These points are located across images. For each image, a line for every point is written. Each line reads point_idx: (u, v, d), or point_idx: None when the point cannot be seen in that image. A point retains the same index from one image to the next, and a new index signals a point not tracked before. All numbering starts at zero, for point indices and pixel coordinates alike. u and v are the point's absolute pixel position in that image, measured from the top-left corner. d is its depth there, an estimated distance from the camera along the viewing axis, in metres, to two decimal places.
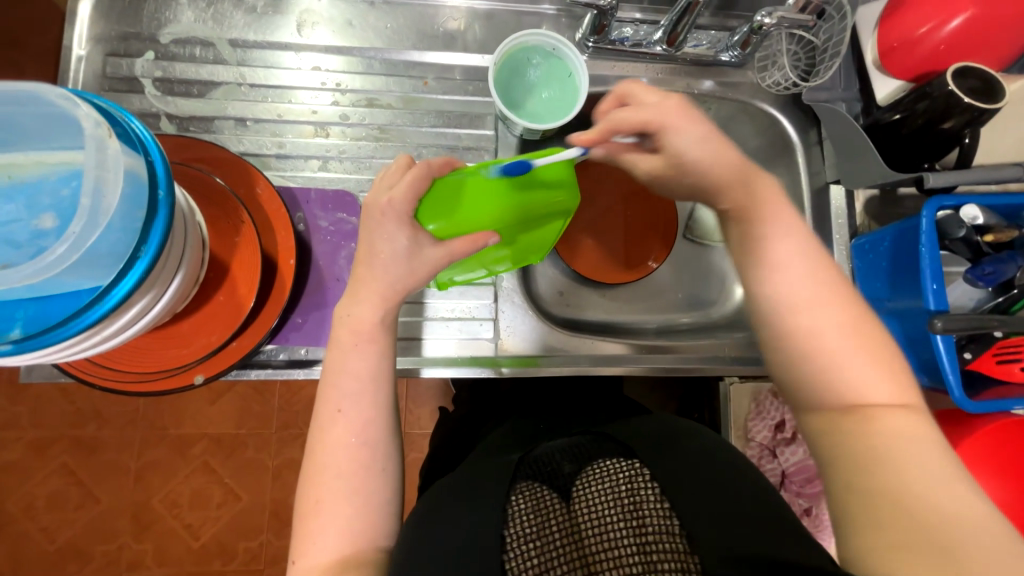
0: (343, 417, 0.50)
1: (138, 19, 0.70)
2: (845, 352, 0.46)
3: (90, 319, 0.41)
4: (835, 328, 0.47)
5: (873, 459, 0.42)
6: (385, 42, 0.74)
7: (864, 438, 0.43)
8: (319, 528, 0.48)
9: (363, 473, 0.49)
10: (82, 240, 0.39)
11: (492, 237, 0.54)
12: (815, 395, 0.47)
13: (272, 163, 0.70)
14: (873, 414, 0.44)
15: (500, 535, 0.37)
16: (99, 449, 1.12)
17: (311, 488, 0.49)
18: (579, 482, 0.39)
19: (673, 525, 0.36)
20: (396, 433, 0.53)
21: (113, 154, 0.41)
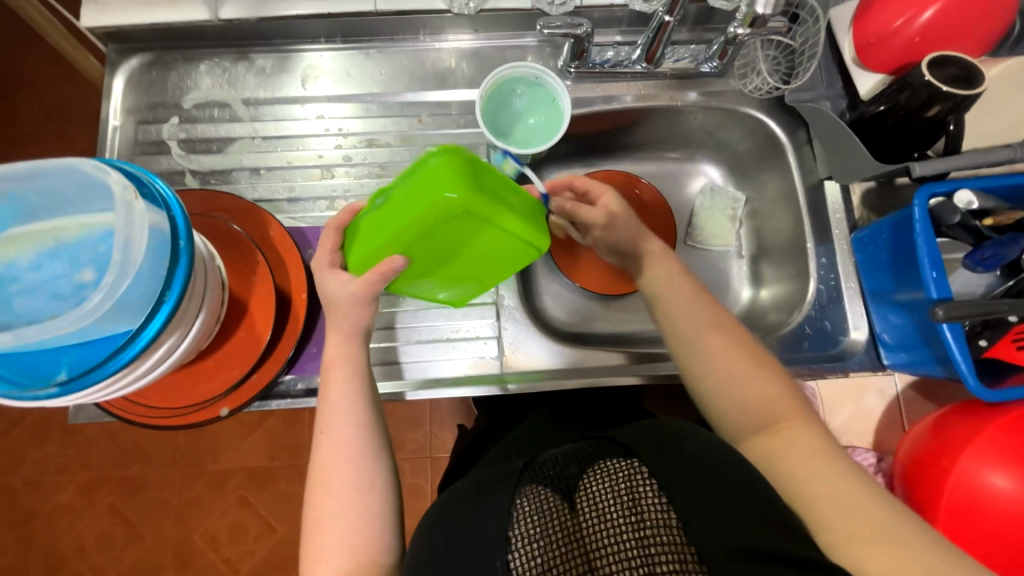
0: (325, 437, 0.56)
1: (164, 89, 0.78)
2: (746, 376, 0.55)
3: (123, 360, 0.46)
4: (736, 359, 0.56)
5: (802, 465, 0.48)
6: (381, 87, 0.80)
7: (789, 447, 0.50)
8: (322, 546, 0.52)
9: (354, 489, 0.54)
10: (114, 290, 0.44)
11: (398, 258, 0.53)
12: (740, 410, 0.53)
13: (284, 206, 0.76)
14: (781, 430, 0.51)
15: (506, 537, 0.38)
16: (143, 487, 1.19)
17: (313, 508, 0.53)
18: (584, 484, 0.40)
19: (672, 518, 0.37)
20: (384, 449, 0.57)
21: (139, 213, 0.46)
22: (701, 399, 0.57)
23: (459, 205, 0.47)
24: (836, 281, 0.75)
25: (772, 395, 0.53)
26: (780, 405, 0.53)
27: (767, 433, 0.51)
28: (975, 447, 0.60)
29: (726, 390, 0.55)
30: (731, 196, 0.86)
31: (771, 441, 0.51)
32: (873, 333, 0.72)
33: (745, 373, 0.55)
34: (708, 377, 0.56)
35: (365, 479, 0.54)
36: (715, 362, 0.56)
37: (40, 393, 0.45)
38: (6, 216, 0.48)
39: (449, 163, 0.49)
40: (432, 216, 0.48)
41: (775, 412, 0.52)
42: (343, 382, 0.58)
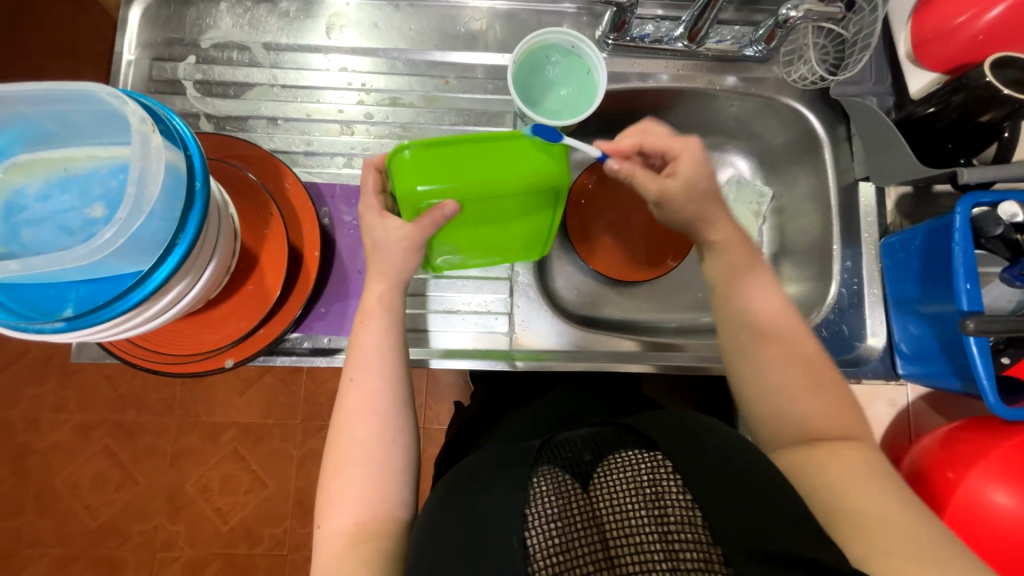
0: (355, 384, 0.56)
1: (182, 25, 0.75)
2: (801, 389, 0.52)
3: (132, 301, 0.45)
4: (793, 372, 0.53)
5: (847, 481, 0.46)
6: (409, 43, 0.76)
7: (839, 468, 0.48)
8: (340, 491, 0.52)
9: (377, 439, 0.53)
10: (128, 226, 0.42)
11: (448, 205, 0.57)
12: (793, 427, 0.51)
13: (300, 160, 0.73)
14: (832, 448, 0.49)
15: (523, 513, 0.38)
16: (139, 433, 1.20)
17: (335, 454, 0.53)
18: (600, 469, 0.40)
19: (695, 517, 0.37)
20: (406, 403, 0.57)
21: (156, 148, 0.44)
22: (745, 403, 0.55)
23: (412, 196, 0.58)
24: (859, 286, 0.73)
25: (825, 412, 0.51)
26: (836, 424, 0.51)
27: (810, 447, 0.50)
28: (985, 464, 0.59)
29: (776, 403, 0.52)
30: (757, 189, 0.83)
31: (811, 453, 0.50)
32: (891, 341, 0.71)
33: (802, 388, 0.52)
34: (763, 385, 0.53)
35: (389, 432, 0.54)
36: (766, 370, 0.53)
37: (46, 326, 0.43)
38: (10, 143, 0.46)
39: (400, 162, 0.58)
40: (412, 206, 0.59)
41: (828, 430, 0.50)
42: (374, 333, 0.57)
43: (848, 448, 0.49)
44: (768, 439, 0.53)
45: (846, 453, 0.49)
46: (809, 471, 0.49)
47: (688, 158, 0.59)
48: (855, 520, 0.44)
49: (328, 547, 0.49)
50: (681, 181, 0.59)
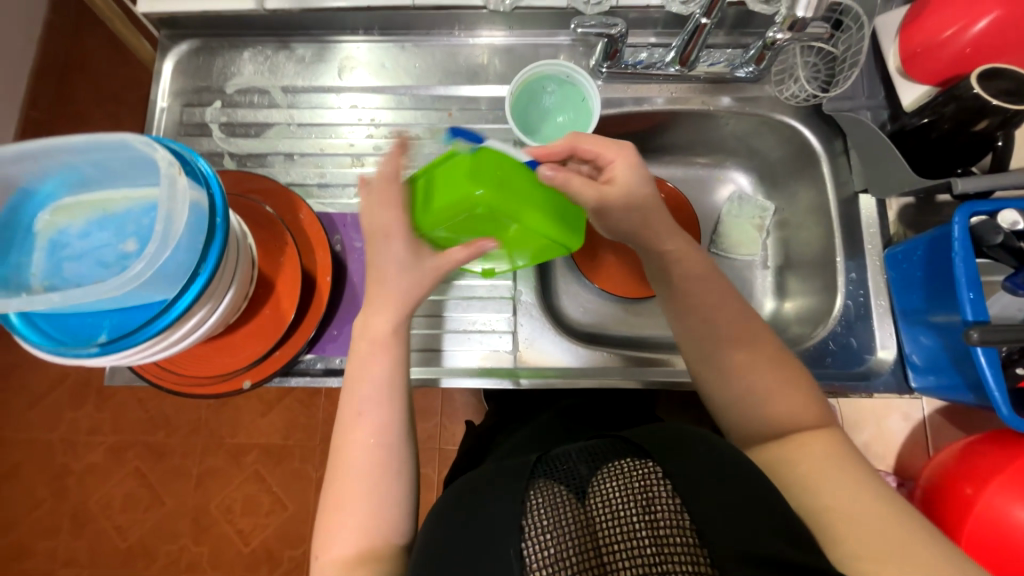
0: (362, 420, 0.57)
1: (210, 74, 0.82)
2: (764, 384, 0.53)
3: (158, 326, 0.49)
4: (759, 370, 0.54)
5: (815, 474, 0.47)
6: (415, 80, 0.82)
7: (805, 462, 0.48)
8: (342, 523, 0.53)
9: (380, 473, 0.55)
10: (156, 258, 0.47)
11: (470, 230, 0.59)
12: (756, 424, 0.53)
13: (315, 191, 0.78)
14: (797, 439, 0.50)
15: (520, 525, 0.39)
16: (166, 455, 1.24)
17: (337, 486, 0.55)
18: (596, 480, 0.41)
19: (684, 520, 0.38)
20: (408, 435, 0.58)
21: (182, 188, 0.48)
22: (715, 402, 0.57)
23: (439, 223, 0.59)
24: (865, 297, 0.72)
25: (790, 405, 0.52)
26: (796, 413, 0.52)
27: (777, 441, 0.51)
28: (1004, 480, 0.57)
29: (741, 399, 0.54)
30: (759, 204, 0.84)
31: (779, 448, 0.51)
32: (901, 353, 0.69)
33: (768, 384, 0.53)
34: (729, 386, 0.55)
35: (392, 464, 0.56)
36: (731, 372, 0.55)
37: (81, 352, 0.47)
38: (55, 187, 0.51)
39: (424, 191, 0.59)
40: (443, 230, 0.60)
41: (792, 421, 0.52)
42: (380, 355, 0.60)
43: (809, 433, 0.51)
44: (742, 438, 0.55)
45: (810, 442, 0.50)
46: (776, 468, 0.50)
47: (623, 166, 0.61)
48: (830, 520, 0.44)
49: (329, 574, 0.51)
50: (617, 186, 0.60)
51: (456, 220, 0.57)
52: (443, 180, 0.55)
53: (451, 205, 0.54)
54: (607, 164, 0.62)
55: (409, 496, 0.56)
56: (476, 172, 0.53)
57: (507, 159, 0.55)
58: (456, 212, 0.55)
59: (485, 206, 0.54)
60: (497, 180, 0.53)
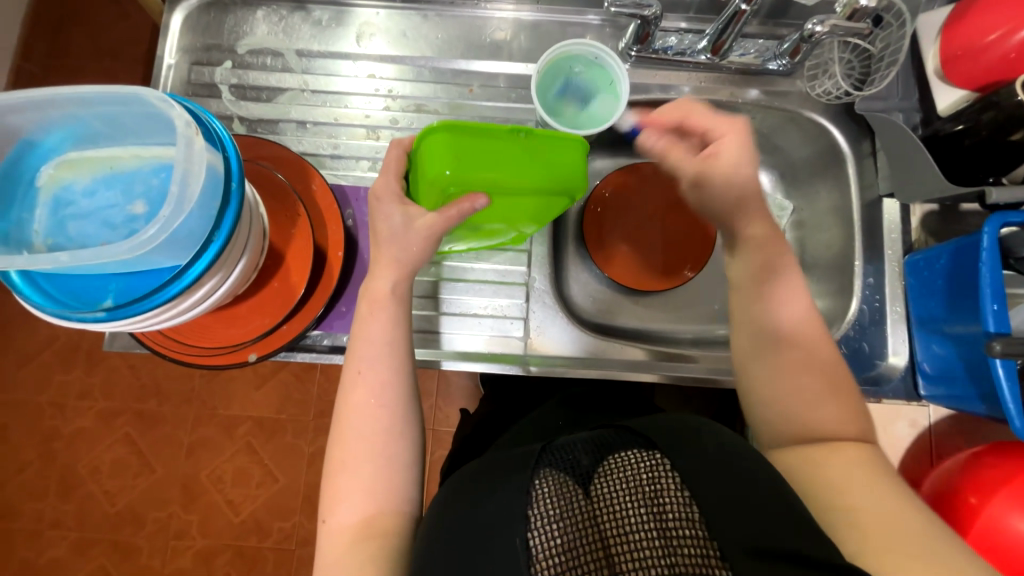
0: (363, 377, 0.57)
1: (220, 32, 0.78)
2: (807, 386, 0.52)
3: (168, 294, 0.47)
4: (804, 376, 0.53)
5: (849, 479, 0.46)
6: (435, 52, 0.78)
7: (837, 465, 0.48)
8: (347, 488, 0.53)
9: (384, 433, 0.55)
10: (169, 223, 0.44)
11: (477, 200, 0.57)
12: (789, 424, 0.52)
13: (326, 162, 0.76)
14: (833, 444, 0.49)
15: (525, 514, 0.39)
16: (159, 422, 1.23)
17: (342, 450, 0.54)
18: (600, 472, 0.41)
19: (693, 513, 0.37)
20: (412, 398, 0.58)
21: (199, 150, 0.46)
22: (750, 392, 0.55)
23: (442, 195, 0.58)
24: (881, 303, 0.72)
25: (830, 416, 0.51)
26: (836, 422, 0.51)
27: (815, 444, 0.50)
28: (1006, 491, 0.57)
29: (779, 394, 0.53)
30: (777, 204, 0.83)
31: (812, 449, 0.50)
32: (913, 360, 0.70)
33: (807, 387, 0.52)
34: (771, 389, 0.53)
35: (396, 425, 0.56)
36: (770, 371, 0.54)
37: (87, 316, 0.45)
38: (59, 141, 0.49)
39: (424, 153, 0.56)
40: (445, 199, 0.59)
41: (832, 428, 0.50)
42: (380, 325, 0.58)
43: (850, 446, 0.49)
44: (771, 435, 0.53)
45: (848, 451, 0.49)
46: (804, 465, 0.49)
47: (727, 141, 0.60)
48: (861, 519, 0.43)
49: (337, 539, 0.51)
50: (708, 163, 0.60)
51: (442, 200, 0.59)
52: (420, 162, 0.58)
53: (428, 187, 0.57)
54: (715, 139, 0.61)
55: (412, 474, 0.55)
56: (438, 153, 0.55)
57: (469, 131, 0.54)
58: (436, 196, 0.58)
59: (457, 182, 0.55)
60: (460, 156, 0.54)
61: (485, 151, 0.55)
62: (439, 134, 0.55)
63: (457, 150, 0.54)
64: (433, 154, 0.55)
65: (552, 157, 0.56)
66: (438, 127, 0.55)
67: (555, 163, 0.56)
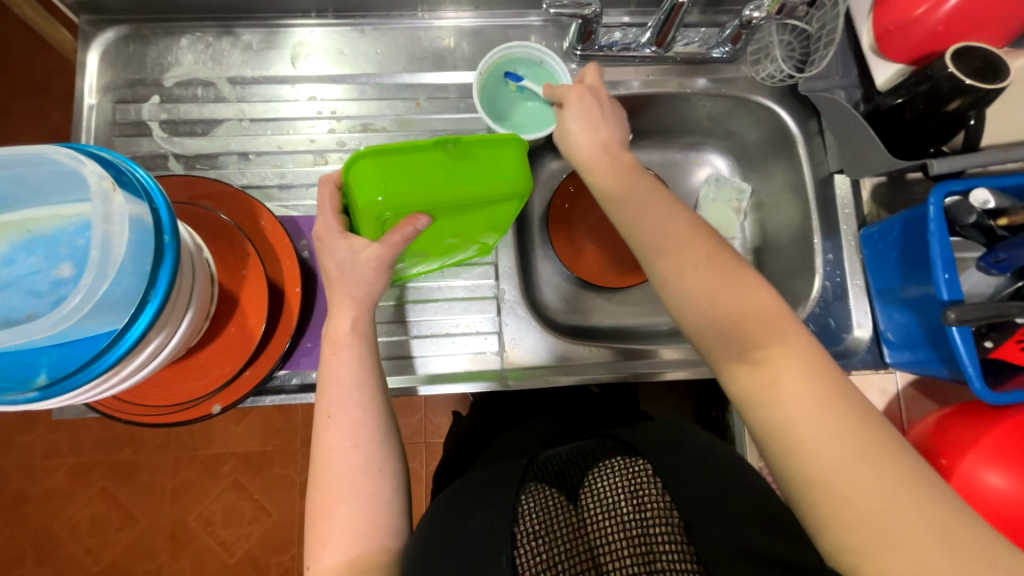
0: (334, 422, 0.55)
1: (143, 65, 0.73)
2: (733, 302, 0.50)
3: (106, 363, 0.44)
4: (712, 283, 0.51)
5: (792, 428, 0.44)
6: (376, 67, 0.76)
7: (779, 410, 0.45)
8: (329, 532, 0.51)
9: (364, 472, 0.53)
10: (94, 290, 0.42)
11: (420, 220, 0.55)
12: (729, 353, 0.49)
13: (275, 194, 0.72)
14: (775, 373, 0.46)
15: (510, 531, 0.39)
16: (134, 472, 1.17)
17: (319, 495, 0.52)
18: (589, 479, 0.40)
19: (673, 518, 0.38)
20: (388, 432, 0.56)
21: (119, 206, 0.43)
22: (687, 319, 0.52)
23: (379, 223, 0.56)
24: (842, 278, 0.74)
25: (756, 327, 0.48)
26: (763, 333, 0.48)
27: (755, 377, 0.47)
28: (976, 450, 0.59)
29: (706, 312, 0.50)
30: (736, 186, 0.84)
31: (755, 383, 0.47)
32: (877, 331, 0.72)
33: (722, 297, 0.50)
34: (702, 319, 0.50)
35: (373, 461, 0.54)
36: (689, 290, 0.51)
37: (18, 397, 0.42)
38: None
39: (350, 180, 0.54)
40: (386, 226, 0.56)
41: (762, 346, 0.48)
42: (349, 358, 0.57)
43: (783, 364, 0.46)
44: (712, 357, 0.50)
45: (789, 380, 0.46)
46: (750, 401, 0.47)
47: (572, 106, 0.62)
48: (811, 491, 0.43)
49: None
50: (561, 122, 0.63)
51: (382, 227, 0.57)
52: (350, 192, 0.55)
53: (364, 216, 0.55)
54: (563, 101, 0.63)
55: (398, 506, 0.54)
56: (367, 179, 0.52)
57: (391, 152, 0.51)
58: (374, 225, 0.56)
59: (393, 207, 0.53)
60: (390, 179, 0.52)
61: (416, 167, 0.52)
62: (365, 159, 0.51)
63: (383, 170, 0.52)
64: (363, 178, 0.52)
65: (488, 163, 0.54)
66: (360, 151, 0.52)
67: (495, 170, 0.54)
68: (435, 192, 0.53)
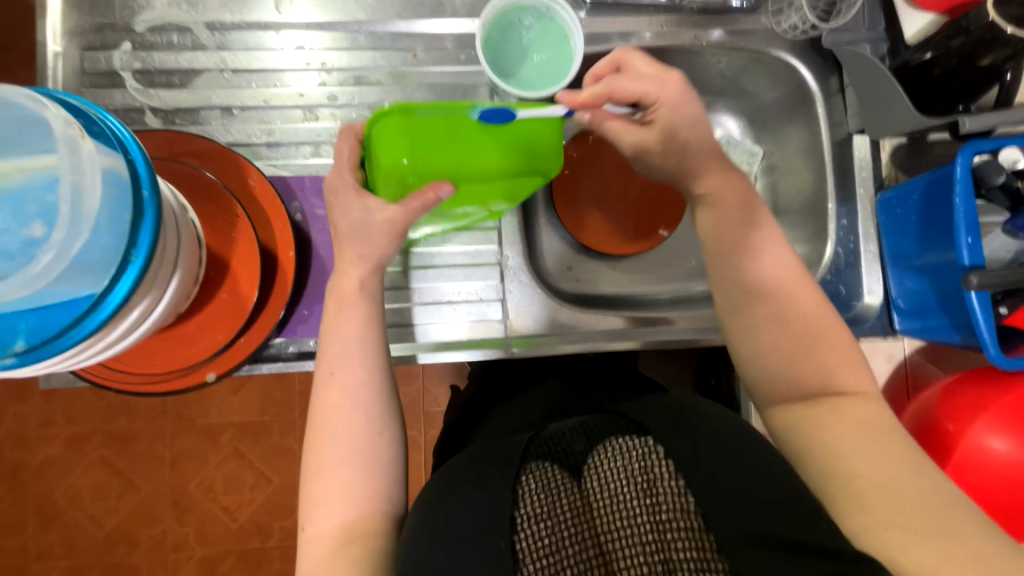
0: (336, 378, 0.53)
1: (111, 8, 0.67)
2: (796, 345, 0.51)
3: (88, 328, 0.41)
4: (784, 328, 0.51)
5: (844, 441, 0.46)
6: (369, 14, 0.70)
7: (835, 426, 0.47)
8: (324, 492, 0.50)
9: (364, 435, 0.51)
10: (67, 248, 0.39)
11: (443, 188, 0.52)
12: (786, 385, 0.50)
13: (263, 152, 0.68)
14: (830, 403, 0.49)
15: (511, 516, 0.38)
16: (132, 442, 1.16)
17: (316, 454, 0.51)
18: (593, 460, 0.39)
19: (689, 502, 0.36)
20: (390, 396, 0.55)
21: (88, 154, 0.40)
22: (745, 347, 0.53)
23: (402, 185, 0.53)
24: (855, 244, 0.72)
25: (825, 371, 0.50)
26: (835, 374, 0.50)
27: (811, 403, 0.49)
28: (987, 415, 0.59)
29: (771, 353, 0.51)
30: (747, 149, 0.80)
31: (808, 410, 0.49)
32: (887, 298, 0.70)
33: (799, 340, 0.51)
34: (766, 356, 0.51)
35: (373, 424, 0.52)
36: (759, 331, 0.52)
37: None
38: None
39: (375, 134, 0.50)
40: (407, 189, 0.53)
41: (826, 384, 0.50)
42: (353, 321, 0.55)
43: (840, 398, 0.49)
44: (763, 397, 0.52)
45: (844, 409, 0.48)
46: (804, 429, 0.49)
47: (665, 101, 0.55)
48: (856, 487, 0.43)
49: (316, 548, 0.48)
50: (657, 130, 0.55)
51: (401, 191, 0.54)
52: (373, 150, 0.51)
53: (384, 178, 0.52)
54: (649, 103, 0.55)
55: (397, 473, 0.53)
56: (393, 139, 0.48)
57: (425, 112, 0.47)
58: (394, 187, 0.53)
59: (417, 171, 0.50)
60: (416, 140, 0.49)
61: (447, 129, 0.49)
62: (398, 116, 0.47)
63: (413, 126, 0.48)
64: (395, 139, 0.49)
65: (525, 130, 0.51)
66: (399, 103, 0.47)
67: (514, 134, 0.51)
68: (467, 155, 0.51)
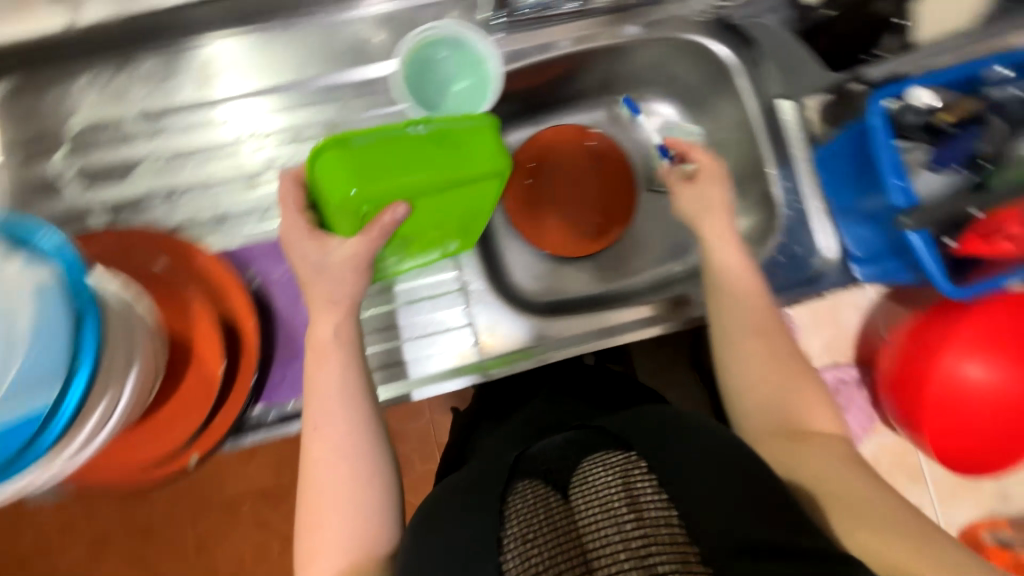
0: (321, 433, 0.53)
1: (42, 117, 0.68)
2: (779, 380, 0.56)
3: (48, 440, 0.42)
4: (769, 362, 0.57)
5: (822, 468, 0.49)
6: (293, 75, 0.72)
7: (817, 455, 0.50)
8: (320, 544, 0.50)
9: (352, 483, 0.52)
10: (7, 367, 0.40)
11: (399, 208, 0.52)
12: (772, 416, 0.54)
13: (212, 227, 0.69)
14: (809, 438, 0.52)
15: (498, 537, 0.38)
16: (147, 533, 1.15)
17: (308, 507, 0.51)
18: (576, 479, 0.41)
19: (673, 515, 0.37)
20: (377, 440, 0.55)
21: (18, 276, 0.42)
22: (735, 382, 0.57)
23: (356, 217, 0.52)
24: (802, 205, 0.73)
25: (808, 408, 0.54)
26: (809, 410, 0.54)
27: (795, 437, 0.52)
28: (955, 340, 0.63)
29: (759, 389, 0.56)
30: (684, 131, 0.82)
31: (792, 443, 0.52)
32: (843, 250, 0.71)
33: (784, 377, 0.56)
34: (756, 390, 0.56)
35: (361, 472, 0.52)
36: (748, 365, 0.57)
37: None
38: None
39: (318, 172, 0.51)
40: (363, 220, 0.53)
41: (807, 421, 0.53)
42: (323, 375, 0.55)
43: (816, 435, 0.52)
44: (750, 431, 0.55)
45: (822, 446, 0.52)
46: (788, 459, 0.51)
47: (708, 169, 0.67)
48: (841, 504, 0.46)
49: None
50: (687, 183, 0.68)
51: (359, 222, 0.53)
52: (322, 189, 0.52)
53: (339, 212, 0.52)
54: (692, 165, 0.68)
55: (392, 519, 0.52)
56: (338, 172, 0.49)
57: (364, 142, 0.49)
58: (352, 219, 0.52)
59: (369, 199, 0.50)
60: (360, 169, 0.49)
61: (386, 151, 0.50)
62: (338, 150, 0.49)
63: (353, 154, 0.49)
64: (338, 170, 0.49)
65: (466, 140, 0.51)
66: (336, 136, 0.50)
67: (457, 145, 0.51)
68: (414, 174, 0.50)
